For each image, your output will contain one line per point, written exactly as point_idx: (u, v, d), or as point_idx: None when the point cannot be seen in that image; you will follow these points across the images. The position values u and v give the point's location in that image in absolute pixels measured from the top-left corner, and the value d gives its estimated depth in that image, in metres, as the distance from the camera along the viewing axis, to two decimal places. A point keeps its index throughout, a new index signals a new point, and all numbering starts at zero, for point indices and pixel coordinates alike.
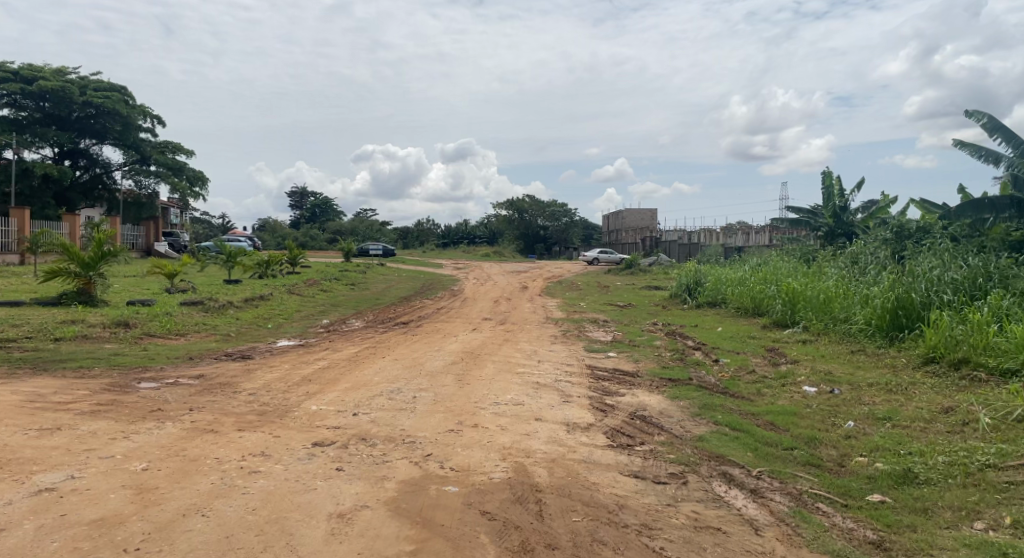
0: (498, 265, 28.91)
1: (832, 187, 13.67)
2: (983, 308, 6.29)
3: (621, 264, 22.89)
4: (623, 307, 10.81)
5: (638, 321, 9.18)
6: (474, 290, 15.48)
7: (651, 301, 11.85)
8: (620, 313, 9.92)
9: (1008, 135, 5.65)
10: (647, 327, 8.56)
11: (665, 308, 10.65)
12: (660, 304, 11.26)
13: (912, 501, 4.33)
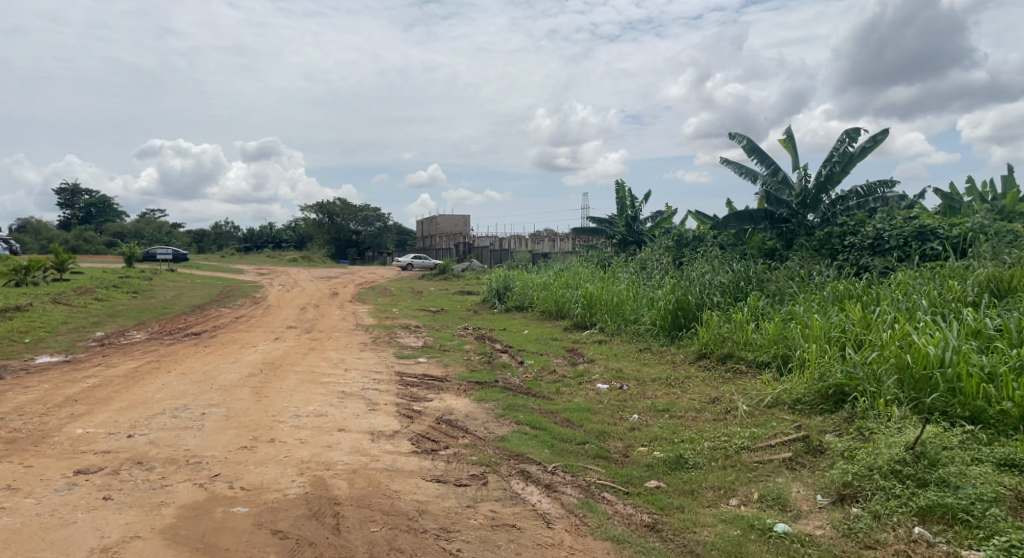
0: (311, 271, 27.89)
1: (625, 198, 14.78)
2: (744, 308, 7.14)
3: (435, 269, 23.06)
4: (435, 312, 10.89)
5: (449, 325, 9.30)
6: (280, 298, 14.70)
7: (464, 305, 12.05)
8: (432, 319, 9.98)
9: (764, 156, 6.37)
10: (458, 332, 8.68)
11: (476, 312, 10.89)
12: (471, 309, 11.50)
13: (682, 484, 4.80)
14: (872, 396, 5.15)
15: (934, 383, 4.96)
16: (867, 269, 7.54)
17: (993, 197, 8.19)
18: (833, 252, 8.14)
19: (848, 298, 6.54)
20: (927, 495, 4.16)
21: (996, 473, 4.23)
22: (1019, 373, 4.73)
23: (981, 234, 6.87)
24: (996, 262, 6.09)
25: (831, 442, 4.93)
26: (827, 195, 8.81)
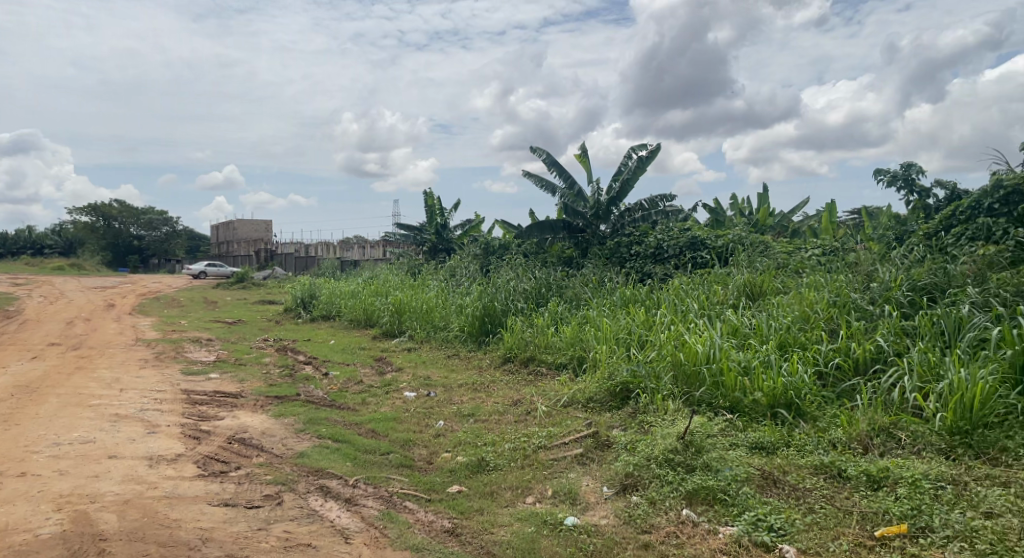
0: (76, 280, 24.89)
1: (434, 206, 14.94)
2: (545, 313, 7.51)
3: (233, 278, 21.66)
4: (231, 324, 10.19)
5: (247, 337, 8.77)
6: (40, 311, 12.82)
7: (265, 316, 11.41)
8: (227, 331, 9.31)
9: (563, 170, 6.76)
10: (257, 344, 8.22)
11: (278, 323, 10.38)
12: (272, 319, 10.93)
13: (482, 486, 4.91)
14: (652, 392, 5.66)
15: (702, 377, 5.60)
16: (650, 275, 8.26)
17: (748, 211, 9.45)
18: (622, 260, 8.89)
19: (634, 302, 7.14)
20: (693, 480, 4.63)
21: (748, 455, 4.83)
22: (766, 365, 5.49)
23: (740, 244, 7.88)
24: (750, 269, 7.00)
25: (616, 436, 5.32)
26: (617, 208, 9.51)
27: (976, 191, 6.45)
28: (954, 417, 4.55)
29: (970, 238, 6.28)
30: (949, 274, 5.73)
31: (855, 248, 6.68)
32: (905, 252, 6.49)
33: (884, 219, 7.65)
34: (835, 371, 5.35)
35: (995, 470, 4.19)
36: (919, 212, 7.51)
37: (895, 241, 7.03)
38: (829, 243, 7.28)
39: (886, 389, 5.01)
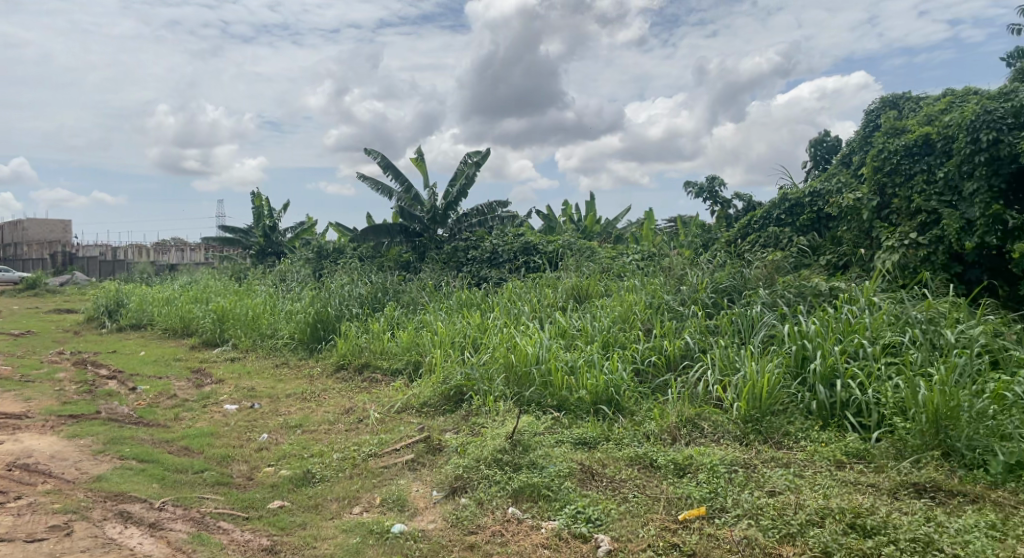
0: None
1: (262, 208, 14.26)
2: (381, 318, 7.42)
3: (22, 286, 19.23)
4: (17, 336, 9.00)
5: (37, 351, 7.79)
6: None
7: (62, 327, 10.20)
8: (12, 345, 8.19)
9: (398, 173, 6.68)
10: (50, 359, 7.33)
11: (76, 334, 9.32)
12: (70, 330, 9.80)
13: (306, 500, 4.68)
14: (484, 394, 5.74)
15: (532, 377, 5.76)
16: (485, 279, 8.45)
17: (578, 218, 9.93)
18: (459, 264, 9.02)
19: (469, 306, 7.26)
20: (520, 478, 4.74)
21: (572, 451, 5.03)
22: (589, 364, 5.78)
23: (568, 249, 8.24)
24: (578, 273, 7.35)
25: (448, 439, 5.32)
26: (452, 213, 9.72)
27: (769, 204, 7.41)
28: (747, 407, 5.05)
29: (763, 244, 7.28)
30: (745, 278, 6.36)
31: (669, 253, 7.23)
32: (710, 257, 7.12)
33: (694, 228, 8.37)
34: (650, 367, 5.74)
35: (778, 452, 4.70)
36: (722, 222, 8.32)
37: (702, 247, 7.71)
38: (647, 249, 7.82)
39: (693, 383, 5.45)
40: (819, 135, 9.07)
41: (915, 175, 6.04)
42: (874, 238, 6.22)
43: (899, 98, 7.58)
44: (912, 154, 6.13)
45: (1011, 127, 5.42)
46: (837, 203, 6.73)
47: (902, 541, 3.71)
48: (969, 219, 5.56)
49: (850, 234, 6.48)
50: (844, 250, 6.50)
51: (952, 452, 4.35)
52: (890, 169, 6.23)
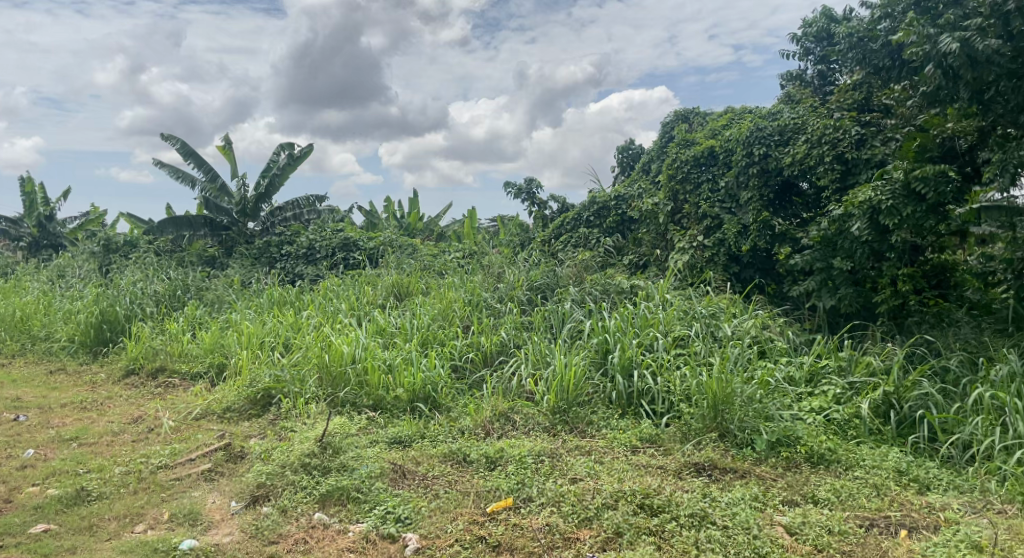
0: None
1: (34, 194, 12.67)
2: (180, 318, 6.90)
3: None
4: None
5: None
6: None
7: None
8: None
9: (200, 160, 6.19)
10: None
11: None
12: None
13: (78, 521, 4.13)
14: (294, 396, 5.48)
15: (346, 377, 5.59)
16: (300, 275, 8.22)
17: (400, 214, 9.87)
18: (271, 260, 8.67)
19: (281, 304, 6.97)
20: (328, 482, 4.53)
21: (386, 450, 4.91)
22: (407, 362, 5.72)
23: (389, 246, 8.19)
24: (397, 270, 7.33)
25: (251, 446, 4.99)
26: (263, 207, 9.71)
27: (579, 206, 7.85)
28: (556, 398, 5.27)
29: (574, 243, 7.70)
30: (557, 276, 6.69)
31: (489, 251, 7.41)
32: (527, 256, 7.40)
33: (512, 227, 8.66)
34: (468, 363, 5.81)
35: (582, 441, 4.94)
36: (539, 222, 8.70)
37: (518, 246, 8.01)
38: (467, 247, 7.96)
39: (506, 377, 5.59)
40: (624, 143, 9.74)
41: (702, 183, 6.67)
42: (669, 240, 6.78)
43: (690, 112, 8.33)
44: (699, 164, 6.75)
45: (776, 144, 6.10)
46: (639, 207, 7.29)
47: (682, 517, 4.06)
48: (744, 225, 6.21)
49: (649, 236, 7.04)
50: (643, 250, 7.05)
51: (727, 432, 4.83)
52: (682, 177, 6.83)
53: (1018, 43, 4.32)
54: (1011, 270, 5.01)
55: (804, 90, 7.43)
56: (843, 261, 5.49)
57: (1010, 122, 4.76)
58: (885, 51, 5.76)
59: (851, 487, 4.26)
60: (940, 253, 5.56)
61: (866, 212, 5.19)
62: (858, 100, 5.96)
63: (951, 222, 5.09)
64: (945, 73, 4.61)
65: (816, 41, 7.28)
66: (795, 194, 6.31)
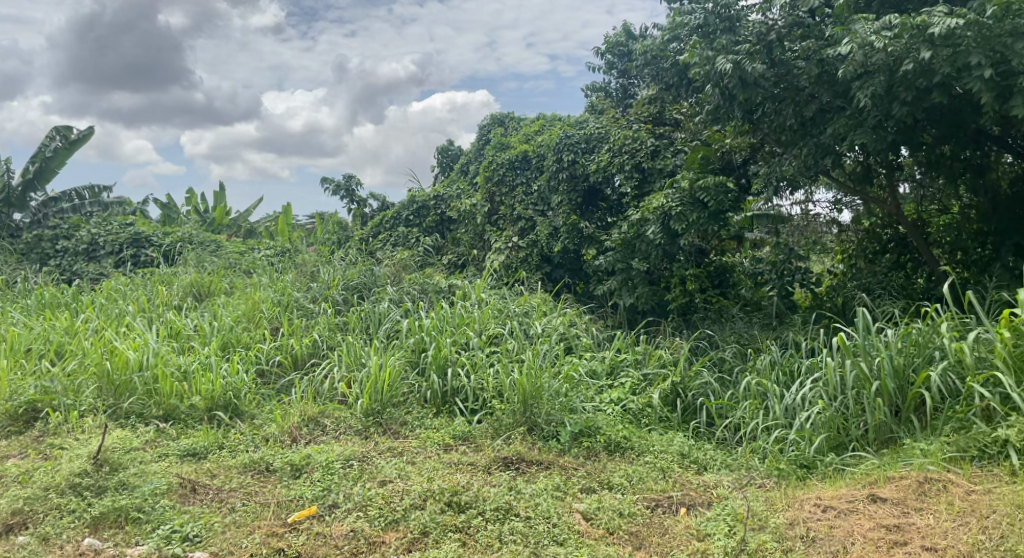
0: None
1: None
2: None
3: None
4: None
5: None
6: None
7: None
8: None
9: None
10: None
11: None
12: None
13: None
14: (66, 409, 4.87)
15: (132, 387, 5.08)
16: (78, 274, 7.39)
17: (205, 209, 9.33)
18: (44, 257, 7.74)
19: (55, 306, 6.19)
20: (102, 503, 3.99)
21: (176, 464, 4.47)
22: (206, 368, 5.31)
23: (187, 243, 7.65)
24: (197, 268, 6.87)
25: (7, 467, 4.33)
26: (34, 196, 8.86)
27: (398, 205, 7.84)
28: (369, 401, 5.11)
29: (393, 243, 7.72)
30: (374, 275, 6.66)
31: (303, 250, 7.20)
32: (343, 254, 7.30)
33: (330, 225, 8.45)
34: (276, 368, 5.54)
35: (394, 442, 4.81)
36: (358, 221, 8.61)
37: (336, 244, 7.84)
38: (279, 246, 7.64)
39: (318, 380, 5.37)
40: (444, 144, 9.89)
41: (516, 186, 6.98)
42: (486, 240, 7.03)
43: (506, 117, 8.61)
44: (514, 167, 7.05)
45: (583, 151, 6.54)
46: (457, 207, 7.44)
47: (487, 511, 4.09)
48: (555, 227, 6.51)
49: (467, 237, 7.20)
50: (462, 250, 7.19)
51: (535, 426, 4.99)
52: (498, 179, 7.13)
53: (778, 70, 4.92)
54: (774, 271, 5.91)
55: (608, 101, 8.01)
56: (641, 262, 5.93)
57: (774, 139, 5.40)
58: (674, 70, 5.89)
59: (641, 471, 4.59)
60: (722, 255, 6.36)
61: (659, 217, 5.67)
62: (653, 114, 6.50)
63: (730, 228, 5.80)
64: (721, 91, 5.12)
65: (618, 56, 7.85)
66: (600, 199, 6.75)
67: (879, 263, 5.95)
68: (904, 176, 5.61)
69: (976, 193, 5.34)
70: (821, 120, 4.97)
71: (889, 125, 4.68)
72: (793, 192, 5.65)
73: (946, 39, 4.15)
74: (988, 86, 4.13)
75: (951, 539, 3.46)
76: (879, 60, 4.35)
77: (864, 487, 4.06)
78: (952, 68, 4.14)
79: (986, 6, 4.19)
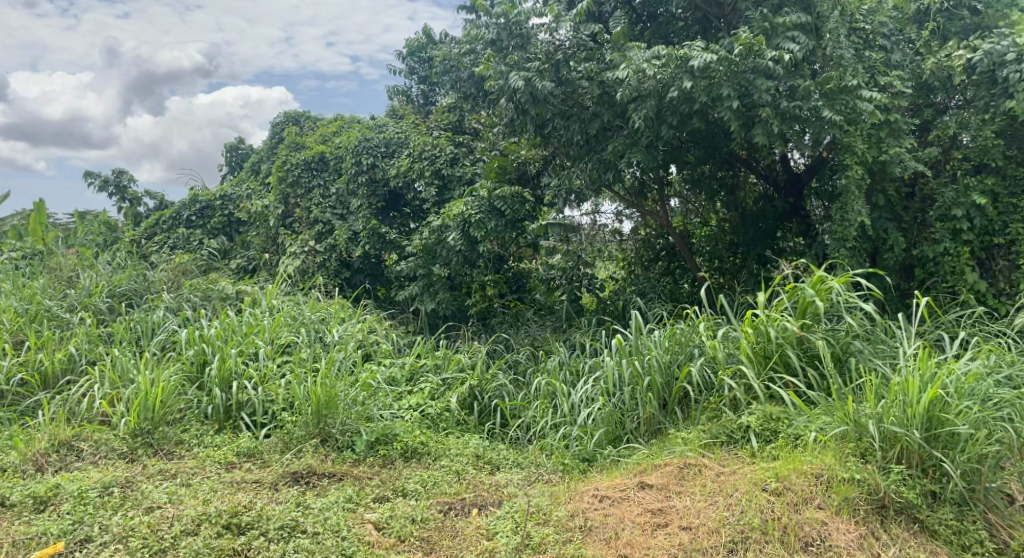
0: None
1: None
2: None
3: None
4: None
5: None
6: None
7: None
8: None
9: None
10: None
11: None
12: None
13: None
14: None
15: None
16: None
17: None
18: None
19: None
20: None
21: None
22: None
23: None
24: None
25: None
26: None
27: (178, 204, 7.51)
28: (137, 419, 4.62)
29: (172, 245, 7.30)
30: (147, 281, 6.15)
31: (59, 252, 6.44)
32: (110, 258, 6.65)
33: (97, 225, 7.62)
34: (19, 388, 4.82)
35: (167, 463, 4.36)
36: (130, 221, 7.89)
37: (102, 246, 7.17)
38: (29, 247, 6.70)
39: (73, 400, 4.76)
40: (232, 143, 9.82)
41: (312, 188, 6.90)
42: (280, 243, 6.86)
43: (301, 116, 8.44)
44: (310, 169, 6.97)
45: (382, 155, 6.63)
46: (247, 209, 7.17)
47: (271, 530, 3.80)
48: (355, 231, 6.49)
49: (258, 239, 6.99)
50: (252, 254, 7.00)
51: (329, 437, 4.78)
52: (292, 181, 6.96)
53: (565, 88, 5.25)
54: (564, 276, 6.49)
55: (408, 107, 8.06)
56: (441, 268, 6.04)
57: (563, 153, 5.75)
58: (470, 81, 6.06)
59: (436, 475, 4.58)
60: (518, 262, 6.61)
61: (459, 223, 5.79)
62: (452, 122, 6.78)
63: (527, 235, 6.11)
64: (514, 105, 5.34)
65: (418, 63, 8.04)
66: (403, 204, 6.83)
67: (653, 269, 6.54)
68: (674, 192, 6.25)
69: (730, 208, 6.09)
70: (602, 138, 5.38)
71: (659, 145, 5.17)
72: (581, 203, 6.06)
73: (704, 71, 4.63)
74: (736, 116, 4.70)
75: (703, 517, 3.85)
76: (650, 86, 4.76)
77: (635, 476, 4.41)
78: (708, 98, 4.65)
79: (734, 45, 4.76)
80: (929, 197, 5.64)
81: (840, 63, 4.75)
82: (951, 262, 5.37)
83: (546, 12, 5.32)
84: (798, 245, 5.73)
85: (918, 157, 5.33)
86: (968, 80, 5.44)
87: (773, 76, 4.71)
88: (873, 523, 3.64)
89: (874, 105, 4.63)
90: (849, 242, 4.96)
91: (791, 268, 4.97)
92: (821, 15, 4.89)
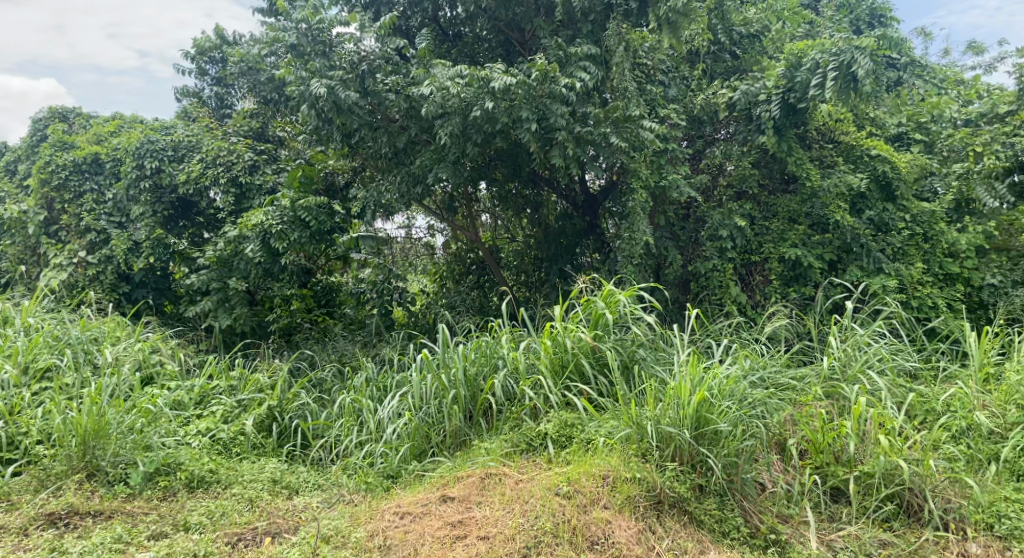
0: None
1: None
2: None
3: None
4: None
5: None
6: None
7: None
8: None
9: None
10: None
11: None
12: None
13: None
14: None
15: None
16: None
17: None
18: None
19: None
20: None
21: None
22: None
23: None
24: None
25: None
26: None
27: None
28: None
29: None
30: None
31: None
32: None
33: None
34: None
35: None
36: None
37: None
38: None
39: None
40: None
41: (83, 193, 6.28)
42: (41, 253, 6.22)
43: (68, 112, 7.66)
44: (81, 170, 6.34)
45: (169, 159, 6.17)
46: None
47: None
48: (136, 241, 6.03)
49: (14, 248, 6.34)
50: (6, 264, 6.37)
51: (97, 470, 4.26)
52: (58, 183, 6.26)
53: (371, 100, 5.19)
54: (375, 291, 6.39)
55: (200, 108, 7.59)
56: (238, 281, 5.74)
57: (372, 164, 5.70)
58: (272, 84, 5.89)
59: (225, 505, 4.20)
60: (327, 275, 6.51)
61: (258, 234, 5.49)
62: (254, 129, 6.56)
63: (336, 247, 5.96)
64: (317, 114, 5.17)
65: (211, 63, 7.62)
66: (195, 212, 6.51)
67: (462, 283, 6.70)
68: (484, 207, 6.45)
69: (534, 225, 6.38)
70: (410, 152, 5.41)
71: (465, 161, 5.28)
72: (390, 216, 6.02)
73: (504, 92, 4.79)
74: (535, 137, 4.93)
75: (500, 525, 3.91)
76: (454, 103, 4.82)
77: (437, 490, 4.39)
78: (508, 119, 4.83)
79: (531, 69, 5.00)
80: (701, 219, 6.32)
81: (624, 94, 5.18)
82: (719, 277, 6.03)
83: (348, 21, 5.25)
84: (594, 260, 6.15)
85: (692, 183, 5.97)
86: (730, 116, 6.18)
87: (567, 101, 5.02)
88: (650, 519, 3.92)
89: (653, 135, 5.10)
90: (636, 259, 5.43)
91: (587, 282, 5.29)
92: (608, 48, 5.34)
